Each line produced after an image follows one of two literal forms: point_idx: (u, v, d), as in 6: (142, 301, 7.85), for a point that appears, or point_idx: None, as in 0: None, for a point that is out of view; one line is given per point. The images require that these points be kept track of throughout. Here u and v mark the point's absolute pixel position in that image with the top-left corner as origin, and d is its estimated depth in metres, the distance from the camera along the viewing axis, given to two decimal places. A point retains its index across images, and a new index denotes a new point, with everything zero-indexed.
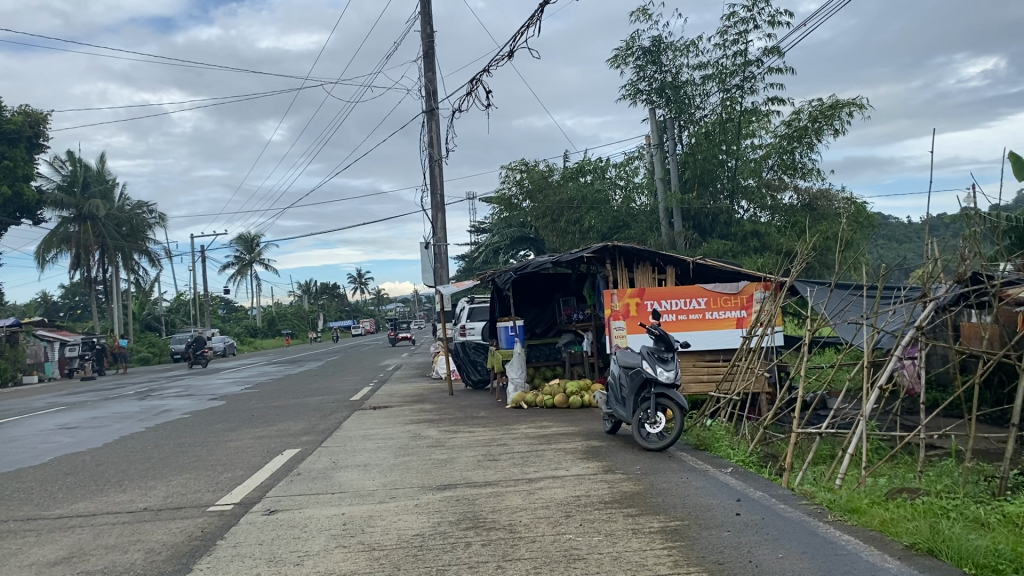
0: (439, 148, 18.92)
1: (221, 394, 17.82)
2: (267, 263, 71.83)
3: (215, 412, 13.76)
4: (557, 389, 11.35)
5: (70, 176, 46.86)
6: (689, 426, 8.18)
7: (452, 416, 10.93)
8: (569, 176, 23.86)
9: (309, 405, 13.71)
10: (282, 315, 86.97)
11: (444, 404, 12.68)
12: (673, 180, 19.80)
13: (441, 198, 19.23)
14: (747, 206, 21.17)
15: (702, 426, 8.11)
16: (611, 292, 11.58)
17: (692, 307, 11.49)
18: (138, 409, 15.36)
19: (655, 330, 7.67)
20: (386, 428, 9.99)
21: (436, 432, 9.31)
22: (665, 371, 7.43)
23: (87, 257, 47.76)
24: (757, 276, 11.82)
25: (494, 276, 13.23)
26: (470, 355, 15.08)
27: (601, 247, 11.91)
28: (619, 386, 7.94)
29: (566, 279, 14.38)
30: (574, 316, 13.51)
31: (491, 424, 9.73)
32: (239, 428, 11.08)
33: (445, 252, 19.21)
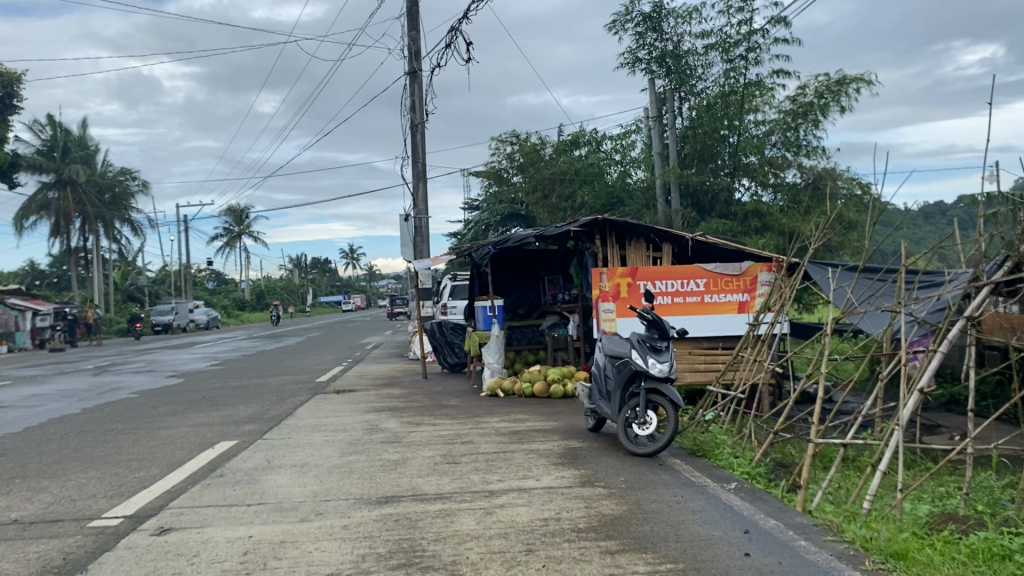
0: (421, 113, 17.72)
1: (182, 372, 16.69)
2: (256, 235, 70.49)
3: (166, 392, 12.64)
4: (537, 375, 10.26)
5: (51, 140, 45.35)
6: (685, 426, 7.07)
7: (420, 404, 9.82)
8: (562, 149, 22.67)
9: (269, 387, 12.58)
10: (271, 289, 85.67)
11: (414, 389, 11.57)
12: (670, 154, 18.67)
13: (423, 167, 18.04)
14: (748, 185, 19.96)
15: (700, 425, 6.99)
16: (600, 271, 10.51)
17: (690, 289, 10.42)
18: (87, 386, 14.22)
19: (647, 314, 6.57)
20: (342, 417, 8.87)
21: (396, 424, 8.20)
22: (658, 363, 6.34)
23: (68, 225, 46.30)
24: (763, 257, 10.72)
25: (471, 251, 12.04)
26: (448, 336, 13.96)
27: (591, 222, 10.73)
28: (603, 379, 6.86)
29: (552, 257, 13.25)
30: (559, 297, 12.40)
31: (460, 416, 8.63)
32: (182, 412, 9.97)
33: (426, 225, 18.05)
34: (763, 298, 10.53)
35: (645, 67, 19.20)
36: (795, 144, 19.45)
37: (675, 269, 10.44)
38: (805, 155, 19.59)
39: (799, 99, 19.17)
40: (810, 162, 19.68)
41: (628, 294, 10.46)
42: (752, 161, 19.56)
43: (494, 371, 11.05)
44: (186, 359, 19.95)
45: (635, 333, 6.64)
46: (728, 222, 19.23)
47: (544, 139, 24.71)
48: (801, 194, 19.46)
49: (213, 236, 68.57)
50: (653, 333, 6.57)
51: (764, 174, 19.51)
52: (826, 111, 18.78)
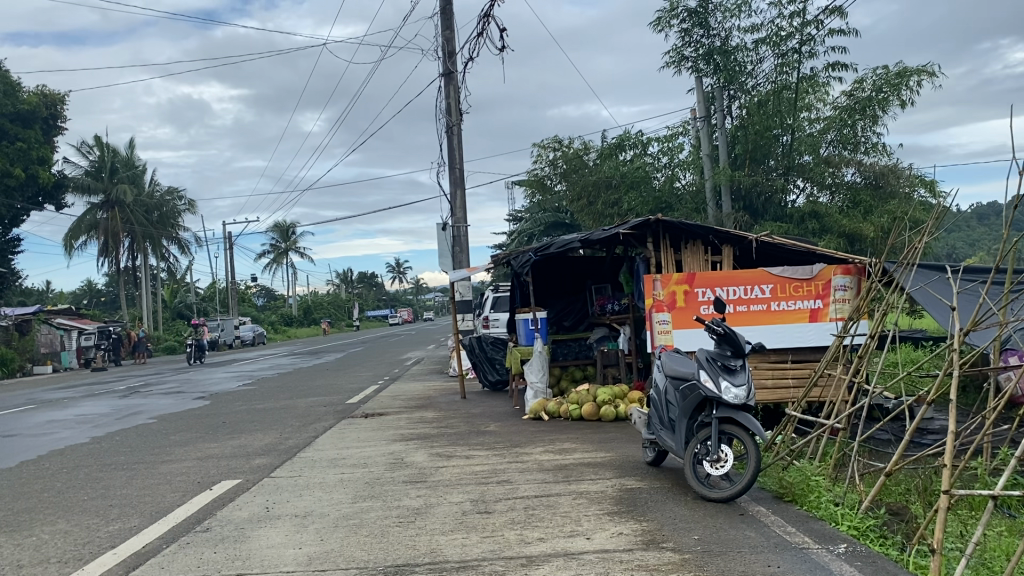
0: (457, 116, 16.76)
1: (210, 393, 15.83)
2: (302, 252, 70.50)
3: (186, 417, 11.74)
4: (584, 397, 9.11)
5: (97, 161, 45.48)
6: (767, 462, 5.91)
7: (454, 431, 8.74)
8: (606, 153, 21.52)
9: (295, 411, 11.60)
10: (317, 304, 85.75)
11: (450, 411, 10.49)
12: (722, 154, 17.42)
13: (461, 172, 17.06)
14: (803, 186, 18.57)
15: (783, 461, 5.81)
16: (653, 278, 9.43)
17: (756, 296, 9.34)
18: (109, 411, 13.42)
19: (717, 326, 5.40)
20: (366, 449, 7.82)
21: (423, 458, 7.12)
22: (731, 386, 5.19)
23: (115, 245, 46.35)
24: (841, 260, 9.50)
25: (509, 258, 10.92)
26: (487, 352, 12.89)
27: (641, 223, 9.55)
28: (666, 405, 5.75)
29: (599, 264, 12.15)
30: (608, 308, 11.15)
31: (497, 446, 7.54)
32: (194, 441, 9.01)
33: (465, 234, 17.04)
34: (840, 305, 9.31)
35: (693, 63, 17.88)
36: (852, 141, 18.17)
37: (739, 274, 9.36)
38: (865, 152, 18.32)
39: (857, 93, 17.92)
40: (872, 158, 18.38)
41: (685, 304, 9.38)
42: (808, 161, 18.26)
43: (537, 392, 9.92)
44: (219, 379, 19.18)
45: (701, 350, 5.50)
46: (784, 223, 17.89)
47: (588, 144, 23.61)
48: (861, 194, 18.19)
49: (258, 253, 68.70)
50: (724, 349, 5.41)
51: (824, 173, 18.14)
52: (886, 106, 17.49)
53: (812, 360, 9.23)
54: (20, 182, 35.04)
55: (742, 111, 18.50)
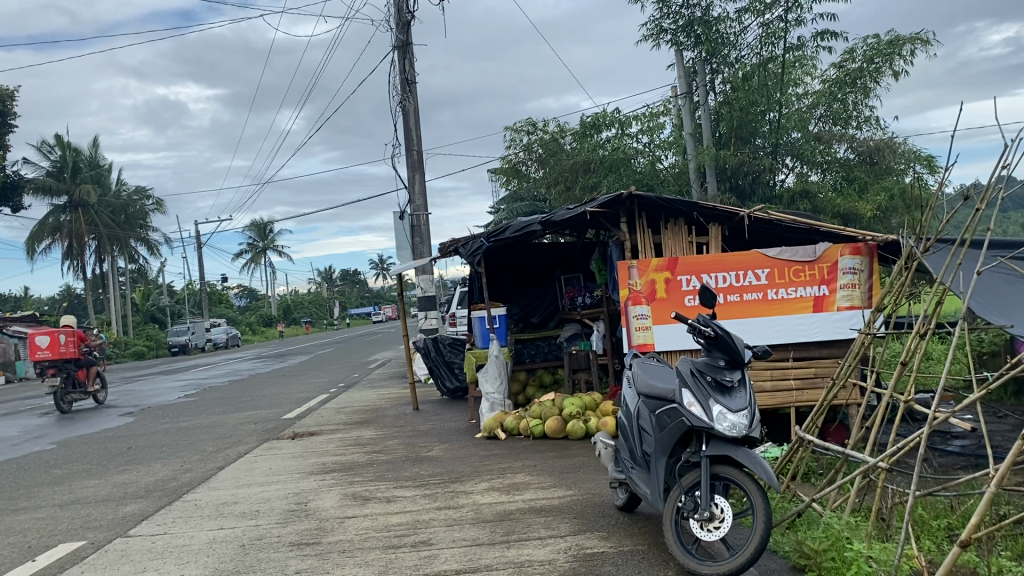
0: (413, 93, 15.13)
1: (142, 408, 14.11)
2: (281, 252, 68.66)
3: (91, 440, 10.07)
4: (548, 409, 7.54)
5: (59, 161, 43.39)
6: (784, 510, 4.45)
7: (388, 458, 7.17)
8: (582, 134, 19.93)
9: (218, 431, 9.97)
10: (299, 303, 83.91)
11: (394, 429, 8.91)
12: (705, 131, 15.86)
13: (419, 155, 15.29)
14: (793, 165, 17.01)
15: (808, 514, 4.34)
16: (627, 265, 7.98)
17: (750, 282, 7.85)
18: (13, 434, 11.66)
19: (706, 327, 3.86)
20: (270, 488, 6.22)
21: (334, 504, 5.53)
22: (726, 410, 3.66)
23: (80, 249, 44.20)
24: (849, 237, 7.94)
25: (456, 245, 9.24)
26: (444, 355, 11.26)
27: (611, 199, 8.00)
28: (638, 437, 4.21)
29: (569, 252, 10.61)
30: (579, 302, 9.53)
31: (432, 481, 5.98)
32: (73, 478, 7.37)
33: (426, 223, 15.39)
34: (849, 291, 7.78)
35: (671, 37, 16.05)
36: (843, 117, 16.68)
37: (730, 256, 7.86)
38: (857, 127, 16.83)
39: (846, 65, 16.49)
40: (866, 133, 16.91)
41: (666, 294, 7.95)
42: (796, 138, 16.75)
43: (494, 404, 8.34)
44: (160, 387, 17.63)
45: (683, 361, 3.97)
46: (775, 206, 16.37)
47: (564, 125, 22.06)
48: (854, 170, 16.67)
49: (236, 254, 66.81)
50: (715, 358, 3.88)
51: (813, 151, 16.62)
52: (878, 77, 16.09)
53: (818, 357, 7.80)
54: None
55: (726, 86, 16.80)
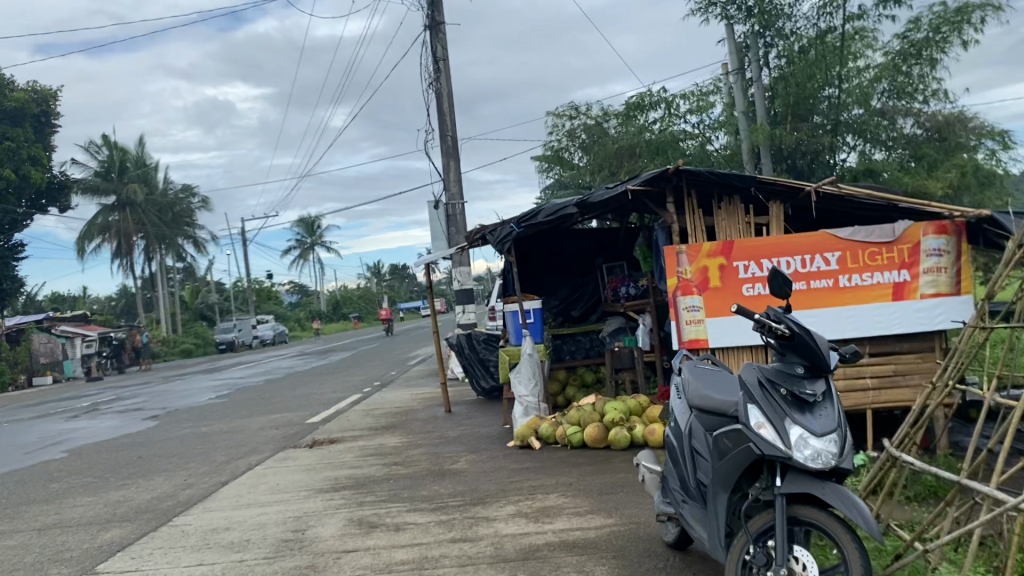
0: (445, 75, 14.34)
1: (170, 410, 13.55)
2: (329, 248, 68.57)
3: (106, 448, 9.46)
4: (587, 415, 6.69)
5: (107, 160, 43.57)
6: (883, 556, 3.59)
7: (408, 472, 6.38)
8: (626, 117, 18.93)
9: (238, 437, 9.31)
10: (348, 299, 83.89)
11: (420, 436, 8.14)
12: (759, 109, 14.80)
13: (453, 142, 14.42)
14: (852, 143, 15.76)
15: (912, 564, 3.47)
16: (677, 250, 7.11)
17: (818, 267, 6.90)
18: (32, 440, 11.13)
19: (779, 325, 2.96)
20: (271, 510, 5.46)
21: (335, 533, 4.75)
22: (808, 433, 2.77)
23: (129, 247, 44.28)
24: (933, 214, 6.92)
25: (485, 233, 8.39)
26: (479, 353, 10.44)
27: (658, 176, 7.10)
28: (694, 464, 3.34)
29: (612, 238, 9.72)
30: (623, 292, 8.65)
31: (451, 503, 5.17)
32: (68, 494, 6.70)
33: (461, 213, 14.56)
34: (934, 276, 6.77)
35: (721, 10, 14.99)
36: (907, 90, 15.19)
37: (793, 239, 6.92)
38: (921, 102, 15.52)
39: (909, 36, 15.10)
40: (932, 107, 15.59)
41: (721, 282, 7.06)
42: (856, 115, 15.43)
43: (528, 408, 7.49)
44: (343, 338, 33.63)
45: (749, 368, 3.09)
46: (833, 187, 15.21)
47: (608, 109, 21.09)
48: (922, 147, 15.37)
49: (285, 251, 66.96)
50: (791, 363, 2.98)
51: (876, 127, 15.33)
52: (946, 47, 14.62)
53: (897, 353, 6.82)
54: (10, 184, 31.56)
55: (781, 61, 15.52)
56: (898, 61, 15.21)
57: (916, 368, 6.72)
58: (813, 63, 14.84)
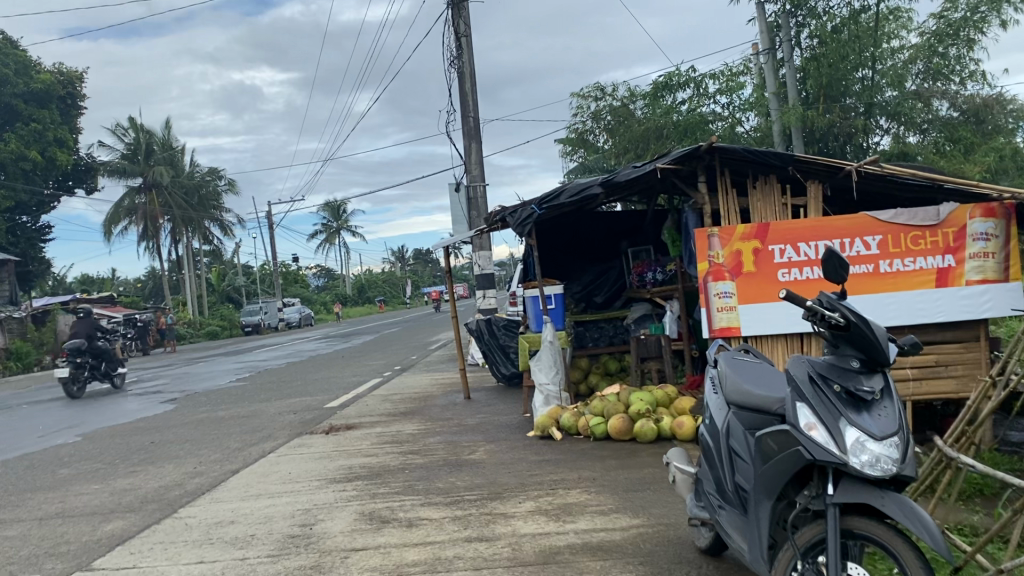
0: (468, 53, 13.98)
1: (188, 393, 13.39)
2: (354, 232, 68.50)
3: (120, 432, 9.28)
4: (611, 405, 6.37)
5: (133, 143, 43.63)
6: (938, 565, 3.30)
7: (424, 462, 6.10)
8: (653, 99, 18.48)
9: (253, 423, 9.09)
10: (372, 282, 83.91)
11: (438, 423, 7.86)
12: (791, 93, 14.17)
13: (474, 122, 14.08)
14: (886, 126, 15.08)
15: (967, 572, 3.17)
16: (708, 233, 6.75)
17: (858, 252, 6.50)
18: (49, 422, 10.99)
19: (833, 314, 2.63)
20: (280, 502, 5.21)
21: (344, 529, 4.47)
22: (866, 437, 2.44)
23: (154, 230, 44.37)
24: (979, 196, 6.50)
25: (505, 214, 8.03)
26: (499, 338, 10.14)
27: (688, 154, 6.72)
28: (734, 467, 3.03)
29: (638, 222, 9.36)
30: (649, 278, 8.27)
31: (467, 498, 4.88)
32: (74, 481, 6.50)
33: (482, 195, 14.24)
34: (981, 261, 6.35)
35: None
36: (944, 71, 14.69)
37: (832, 222, 6.53)
38: (959, 83, 14.90)
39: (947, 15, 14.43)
40: (970, 88, 14.95)
41: (755, 267, 6.69)
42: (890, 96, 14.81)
43: (549, 398, 7.18)
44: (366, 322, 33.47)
45: (797, 362, 2.76)
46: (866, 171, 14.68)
47: (635, 90, 20.62)
48: (959, 129, 14.81)
49: (310, 234, 66.99)
50: (845, 357, 2.64)
51: (912, 110, 14.69)
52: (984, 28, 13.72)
53: (940, 342, 6.41)
54: (36, 166, 31.54)
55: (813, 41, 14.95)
56: (935, 42, 14.67)
57: (959, 358, 6.33)
58: (847, 43, 14.16)
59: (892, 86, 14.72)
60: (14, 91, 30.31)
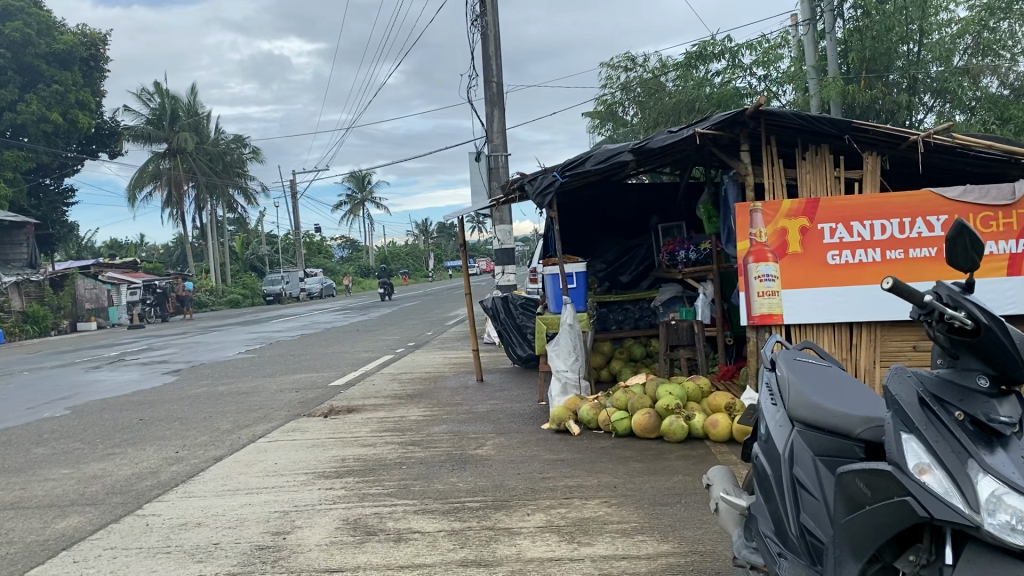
0: (493, 14, 13.24)
1: (193, 365, 12.86)
2: (379, 204, 67.76)
3: (110, 406, 8.73)
4: (636, 398, 5.67)
5: (158, 108, 43.22)
6: None
7: (425, 456, 5.45)
8: (686, 69, 17.57)
9: (250, 401, 8.50)
10: (396, 254, 83.25)
11: (446, 410, 7.22)
12: (828, 67, 13.04)
13: (498, 87, 13.35)
14: (929, 103, 14.04)
15: None
16: (751, 208, 5.97)
17: (919, 233, 5.73)
18: (44, 392, 10.48)
19: (957, 314, 1.94)
20: (256, 502, 4.59)
21: (322, 541, 3.83)
22: (1006, 489, 1.81)
23: (178, 196, 43.98)
24: None
25: (524, 182, 7.31)
26: (517, 318, 9.47)
27: (729, 119, 5.95)
28: (804, 505, 2.40)
29: (670, 196, 8.62)
30: (681, 257, 7.53)
31: (466, 506, 4.21)
32: (44, 464, 5.93)
33: (504, 165, 13.53)
34: None
35: None
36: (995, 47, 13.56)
37: (891, 198, 5.75)
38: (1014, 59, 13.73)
39: None
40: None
41: (802, 248, 5.95)
42: (936, 72, 13.68)
43: (567, 385, 6.48)
44: (386, 296, 32.82)
45: (899, 378, 2.12)
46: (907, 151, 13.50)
47: (667, 60, 19.72)
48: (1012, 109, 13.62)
49: (334, 205, 66.39)
50: (972, 376, 1.97)
51: (960, 87, 13.50)
52: None
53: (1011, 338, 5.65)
54: (58, 127, 30.99)
55: (856, 12, 13.76)
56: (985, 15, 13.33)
57: None
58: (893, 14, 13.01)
59: (937, 62, 13.60)
60: (35, 51, 29.72)
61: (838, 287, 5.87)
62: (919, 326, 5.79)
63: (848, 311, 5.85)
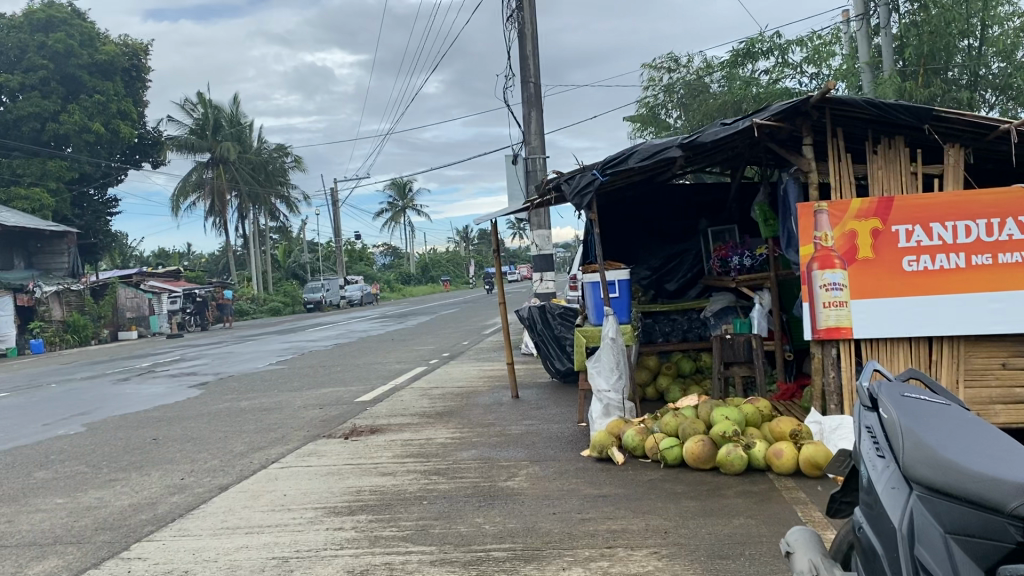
0: (530, 11, 12.69)
1: (222, 377, 12.44)
2: (420, 212, 67.48)
3: (125, 424, 8.29)
4: (687, 422, 5.03)
5: (201, 118, 43.44)
6: None
7: (449, 488, 4.88)
8: (732, 68, 16.82)
9: (271, 418, 8.01)
10: (437, 262, 82.98)
11: (477, 430, 6.64)
12: (883, 65, 12.10)
13: (535, 86, 12.78)
14: (991, 100, 12.97)
15: None
16: (815, 209, 5.31)
17: (1009, 235, 5.00)
18: (65, 406, 10.11)
19: None
20: (255, 544, 4.04)
21: None
22: None
23: (220, 205, 44.15)
24: None
25: (561, 181, 6.71)
26: (555, 329, 8.87)
27: (792, 108, 5.28)
28: None
29: (721, 198, 7.94)
30: (733, 263, 6.86)
31: (490, 555, 3.61)
32: (39, 491, 5.47)
33: (542, 168, 12.93)
34: None
35: None
36: None
37: (976, 196, 5.03)
38: None
39: None
40: None
41: (873, 252, 5.24)
42: (999, 68, 12.63)
43: (609, 407, 5.86)
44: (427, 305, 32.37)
45: None
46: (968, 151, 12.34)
47: (712, 60, 18.96)
48: None
49: (376, 213, 66.25)
50: None
51: None
52: None
53: None
54: (100, 138, 31.11)
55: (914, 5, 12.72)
56: None
57: None
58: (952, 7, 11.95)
59: (1000, 56, 12.51)
60: (77, 61, 29.84)
61: (916, 298, 5.17)
62: (1005, 340, 5.11)
63: (926, 325, 5.14)
